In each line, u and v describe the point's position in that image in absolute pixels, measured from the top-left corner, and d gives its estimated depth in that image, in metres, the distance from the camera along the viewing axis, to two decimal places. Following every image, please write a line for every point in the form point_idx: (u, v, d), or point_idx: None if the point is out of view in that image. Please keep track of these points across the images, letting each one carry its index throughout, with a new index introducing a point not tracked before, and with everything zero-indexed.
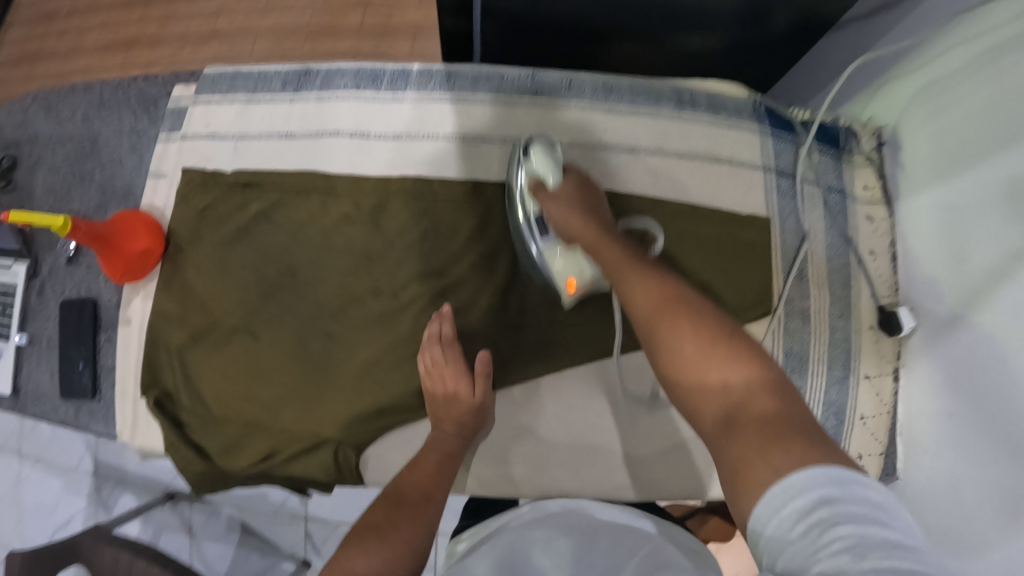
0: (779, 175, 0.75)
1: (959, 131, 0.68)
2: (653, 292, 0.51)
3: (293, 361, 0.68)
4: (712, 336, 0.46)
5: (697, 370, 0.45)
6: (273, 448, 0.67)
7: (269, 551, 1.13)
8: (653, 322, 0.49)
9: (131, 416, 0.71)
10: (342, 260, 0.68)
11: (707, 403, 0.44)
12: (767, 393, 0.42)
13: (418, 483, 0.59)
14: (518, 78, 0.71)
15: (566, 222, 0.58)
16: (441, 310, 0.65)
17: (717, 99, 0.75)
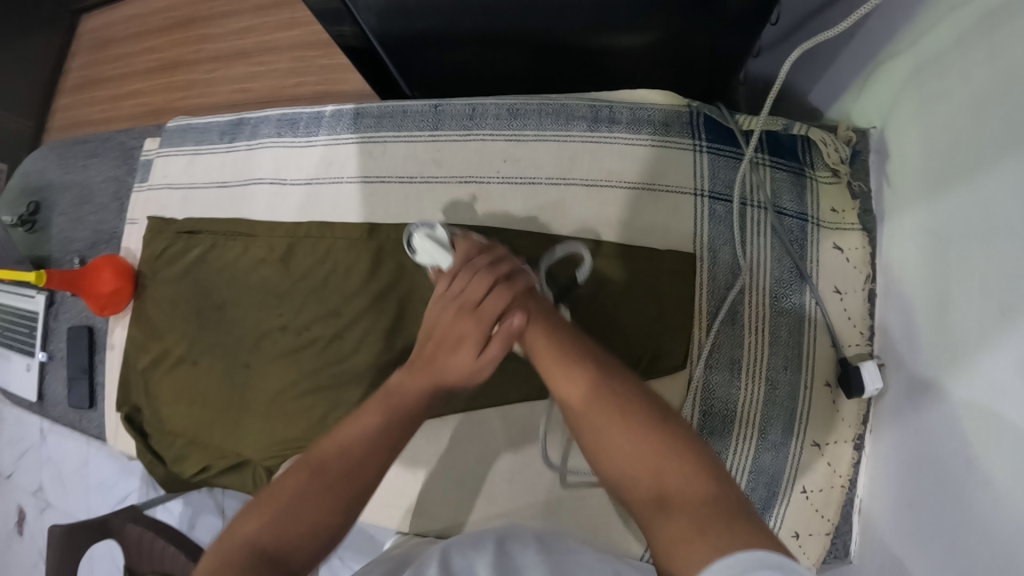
0: (714, 200, 0.65)
1: (946, 133, 0.53)
2: (560, 370, 0.45)
3: (224, 388, 0.75)
4: (632, 403, 0.42)
5: (570, 385, 0.44)
6: (207, 462, 0.76)
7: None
8: (574, 396, 0.43)
9: (112, 426, 0.84)
10: (261, 299, 0.73)
11: (634, 488, 0.39)
12: (696, 472, 0.37)
13: (327, 464, 0.44)
14: (420, 111, 0.70)
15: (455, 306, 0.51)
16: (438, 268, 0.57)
17: (641, 112, 0.67)
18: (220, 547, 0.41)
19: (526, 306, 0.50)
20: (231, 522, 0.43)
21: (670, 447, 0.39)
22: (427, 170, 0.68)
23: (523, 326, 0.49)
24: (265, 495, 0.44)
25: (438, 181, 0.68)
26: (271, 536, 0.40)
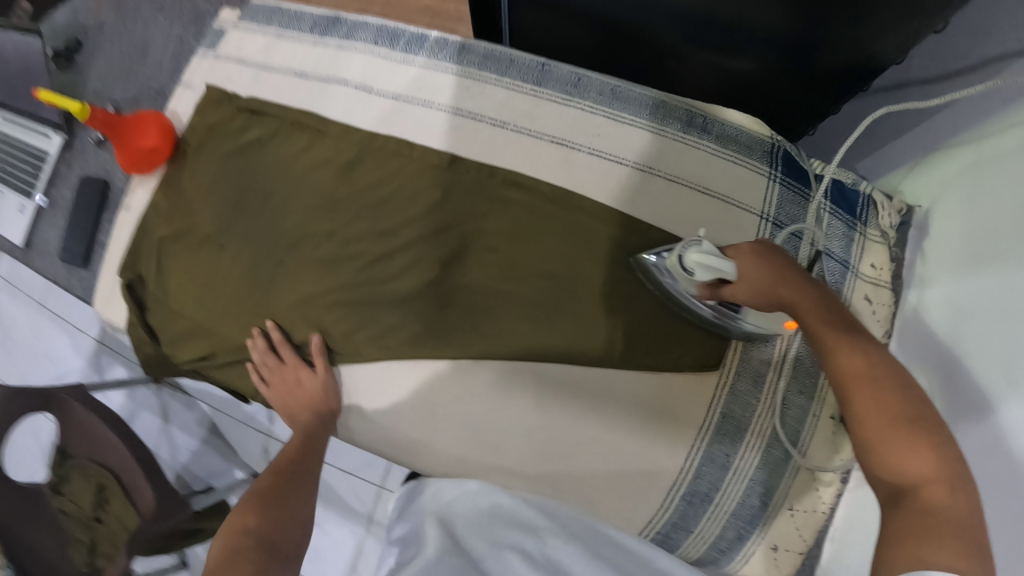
0: (775, 227, 0.70)
1: (989, 225, 0.59)
2: (861, 363, 0.49)
3: (244, 280, 0.71)
4: (898, 399, 0.46)
5: (848, 368, 0.49)
6: (210, 350, 0.73)
7: (229, 454, 1.30)
8: (858, 392, 0.47)
9: (105, 290, 0.79)
10: (314, 198, 0.70)
11: (878, 474, 0.45)
12: (948, 485, 0.41)
13: (271, 483, 0.59)
14: (527, 64, 0.70)
15: (752, 295, 0.56)
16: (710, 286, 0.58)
17: (730, 129, 0.71)
18: (222, 536, 0.52)
19: (809, 302, 0.53)
20: (226, 518, 0.55)
21: (937, 458, 0.42)
22: (521, 122, 0.69)
23: (826, 318, 0.52)
24: (245, 500, 0.57)
25: (529, 134, 0.68)
26: (265, 527, 0.53)
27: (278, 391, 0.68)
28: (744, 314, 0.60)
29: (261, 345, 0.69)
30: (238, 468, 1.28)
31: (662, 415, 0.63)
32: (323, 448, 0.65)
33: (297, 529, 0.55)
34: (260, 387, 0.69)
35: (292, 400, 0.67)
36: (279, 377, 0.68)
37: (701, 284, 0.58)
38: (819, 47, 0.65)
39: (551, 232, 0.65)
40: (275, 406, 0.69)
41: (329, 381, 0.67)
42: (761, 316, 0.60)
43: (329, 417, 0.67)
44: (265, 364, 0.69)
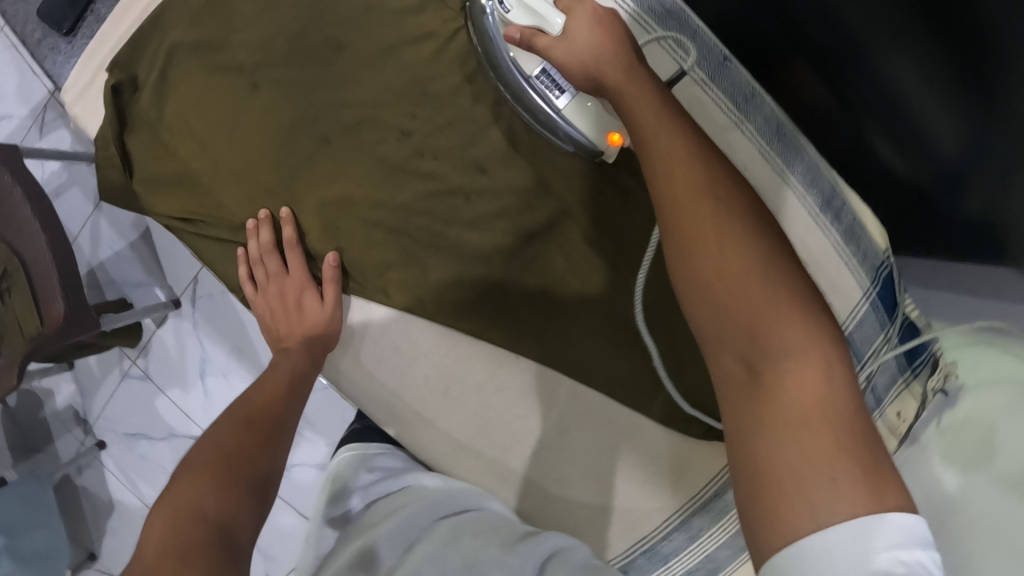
0: (846, 343, 0.65)
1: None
2: (698, 209, 0.42)
3: (274, 144, 0.56)
4: (748, 237, 0.42)
5: (688, 198, 0.43)
6: (197, 213, 0.58)
7: (154, 270, 1.12)
8: (705, 234, 0.42)
9: (85, 80, 0.61)
10: (400, 81, 0.55)
11: (726, 345, 0.40)
12: (793, 327, 0.39)
13: (239, 441, 0.49)
14: (710, 49, 0.59)
15: (573, 63, 0.48)
16: (524, 37, 0.50)
17: (857, 228, 0.64)
18: (169, 510, 0.42)
19: (658, 126, 0.46)
20: (170, 489, 0.45)
21: (781, 301, 0.40)
22: None
23: (670, 156, 0.45)
24: (201, 464, 0.46)
25: None
26: (221, 508, 0.44)
27: (269, 302, 0.57)
28: (564, 104, 0.53)
29: (265, 240, 0.56)
30: (160, 289, 1.12)
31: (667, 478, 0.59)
32: (306, 393, 0.56)
33: (262, 509, 0.46)
34: (247, 288, 0.58)
35: (286, 324, 0.57)
36: (278, 289, 0.57)
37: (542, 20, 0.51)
38: (967, 189, 0.61)
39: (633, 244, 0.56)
40: (262, 320, 0.58)
41: (333, 315, 0.56)
42: (580, 109, 0.53)
43: (321, 354, 0.56)
44: (264, 265, 0.57)
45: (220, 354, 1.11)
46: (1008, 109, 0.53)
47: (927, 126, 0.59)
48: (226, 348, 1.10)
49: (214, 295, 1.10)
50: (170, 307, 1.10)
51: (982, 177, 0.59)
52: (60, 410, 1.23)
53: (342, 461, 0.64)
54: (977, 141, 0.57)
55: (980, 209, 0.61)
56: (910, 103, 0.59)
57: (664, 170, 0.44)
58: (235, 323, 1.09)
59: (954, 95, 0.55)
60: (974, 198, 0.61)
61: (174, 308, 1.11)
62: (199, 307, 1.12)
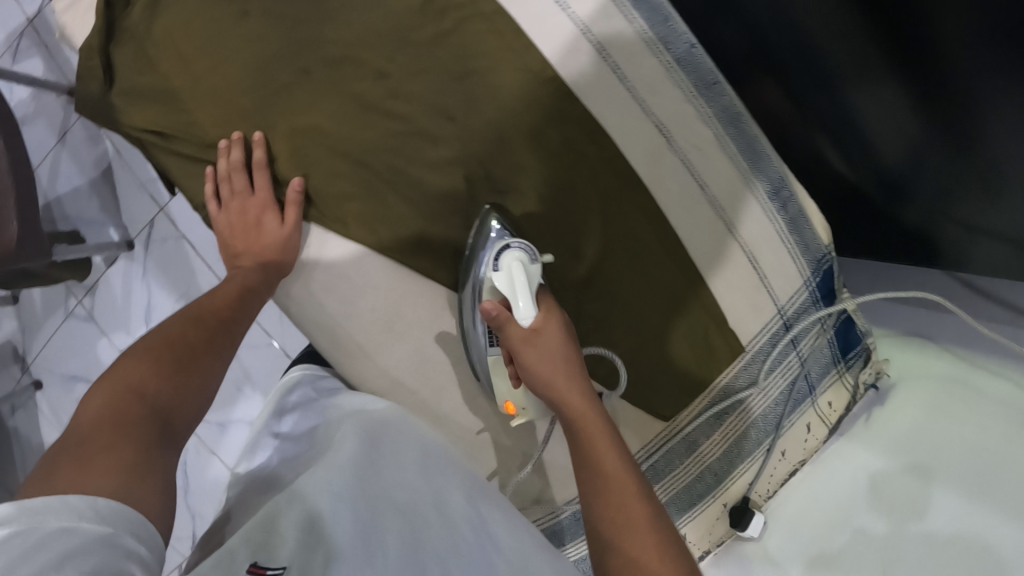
0: (782, 325, 0.69)
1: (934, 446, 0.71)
2: (595, 427, 0.51)
3: (254, 70, 0.57)
4: (620, 459, 0.50)
5: (581, 406, 0.52)
6: (169, 127, 0.59)
7: (111, 210, 1.11)
8: (595, 437, 0.51)
9: None
10: (384, 25, 0.57)
11: (607, 523, 0.48)
12: (642, 508, 0.48)
13: (189, 335, 0.51)
14: (679, 36, 0.62)
15: (523, 346, 0.53)
16: (492, 310, 0.53)
17: (802, 219, 0.68)
18: (108, 386, 0.44)
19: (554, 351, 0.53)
20: (114, 370, 0.46)
21: (644, 499, 0.48)
22: (643, 89, 0.61)
23: (568, 388, 0.52)
24: (146, 350, 0.48)
25: (641, 106, 0.61)
26: (161, 393, 0.45)
27: (231, 220, 0.57)
28: (497, 352, 0.56)
29: (234, 158, 0.56)
30: (115, 229, 1.11)
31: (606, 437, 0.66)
32: (257, 306, 0.57)
33: (202, 399, 0.48)
34: (211, 204, 0.58)
35: (246, 242, 0.57)
36: (241, 207, 0.57)
37: (502, 292, 0.53)
38: (909, 197, 0.68)
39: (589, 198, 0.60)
40: (220, 237, 0.58)
41: (294, 237, 0.56)
42: (498, 362, 0.57)
43: (276, 275, 0.56)
44: (230, 182, 0.57)
45: (168, 302, 1.10)
46: (951, 124, 0.60)
47: (873, 138, 0.66)
48: (174, 295, 1.09)
49: (169, 240, 1.08)
50: (123, 247, 1.09)
51: (923, 189, 0.66)
52: None
53: (292, 377, 0.66)
54: (918, 152, 0.64)
55: (918, 217, 0.68)
56: (859, 117, 0.66)
57: (575, 400, 0.52)
58: (186, 271, 1.08)
59: (904, 110, 0.62)
60: (914, 205, 0.68)
61: (125, 249, 1.09)
62: (151, 253, 1.10)
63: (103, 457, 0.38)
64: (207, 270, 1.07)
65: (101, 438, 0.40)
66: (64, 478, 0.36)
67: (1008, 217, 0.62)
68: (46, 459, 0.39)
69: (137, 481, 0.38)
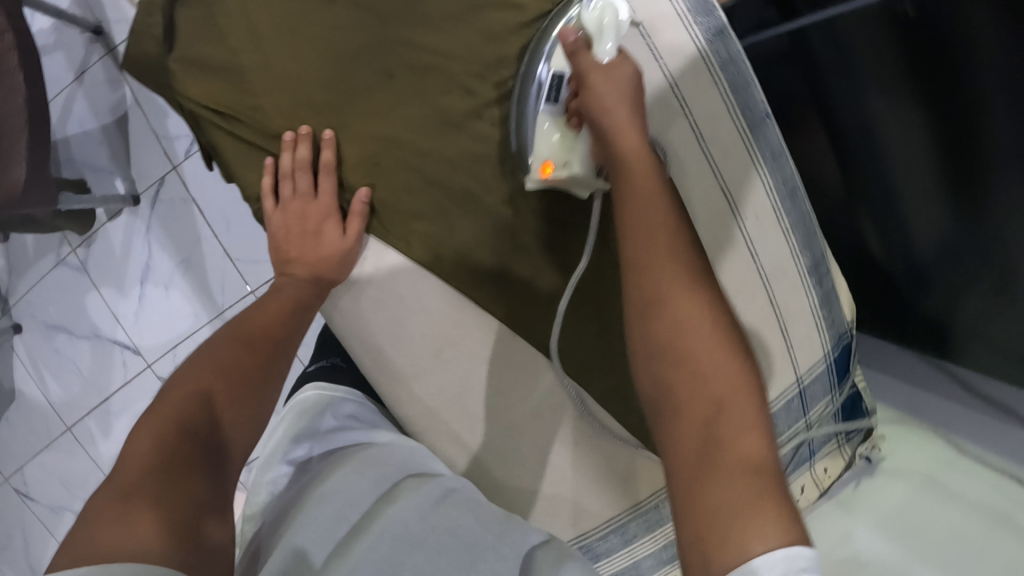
0: (798, 394, 0.72)
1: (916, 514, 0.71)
2: (681, 300, 0.43)
3: (335, 64, 0.54)
4: (718, 332, 0.43)
5: (671, 288, 0.43)
6: (233, 110, 0.55)
7: (121, 161, 1.04)
8: (682, 308, 0.43)
9: None
10: (477, 42, 0.55)
11: (694, 413, 0.41)
12: (747, 408, 0.41)
13: (241, 361, 0.49)
14: (756, 104, 0.63)
15: (604, 121, 0.48)
16: (569, 38, 0.50)
17: (833, 296, 0.71)
18: (156, 419, 0.43)
19: (642, 167, 0.47)
20: (161, 400, 0.45)
21: (742, 383, 0.41)
22: (716, 152, 0.62)
23: (652, 234, 0.45)
24: (194, 378, 0.47)
25: (711, 168, 0.63)
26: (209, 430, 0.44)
27: (287, 222, 0.55)
28: (551, 110, 0.53)
29: (301, 155, 0.54)
30: (122, 180, 1.05)
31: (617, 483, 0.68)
32: (308, 322, 0.56)
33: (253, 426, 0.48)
34: (268, 202, 0.56)
35: (300, 248, 0.55)
36: (300, 211, 0.55)
37: (587, 31, 0.52)
38: (929, 287, 0.71)
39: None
40: (274, 238, 0.56)
41: (352, 248, 0.55)
42: (553, 122, 0.53)
43: (327, 288, 0.56)
44: (293, 181, 0.55)
45: (167, 263, 1.05)
46: (981, 227, 0.63)
47: (907, 218, 0.69)
48: (175, 258, 1.04)
49: (180, 202, 1.03)
50: (128, 203, 1.03)
51: (945, 279, 0.69)
52: None
53: (310, 398, 0.63)
54: (947, 247, 0.67)
55: (936, 310, 0.72)
56: (898, 192, 0.68)
57: (653, 266, 0.44)
58: (191, 236, 1.03)
59: (939, 202, 0.65)
60: (934, 296, 0.72)
61: (131, 204, 1.04)
62: (157, 211, 1.04)
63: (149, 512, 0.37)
64: (213, 238, 1.03)
65: (149, 486, 0.38)
66: (110, 539, 0.35)
67: (1011, 325, 0.66)
68: (92, 504, 0.38)
69: (183, 542, 0.37)
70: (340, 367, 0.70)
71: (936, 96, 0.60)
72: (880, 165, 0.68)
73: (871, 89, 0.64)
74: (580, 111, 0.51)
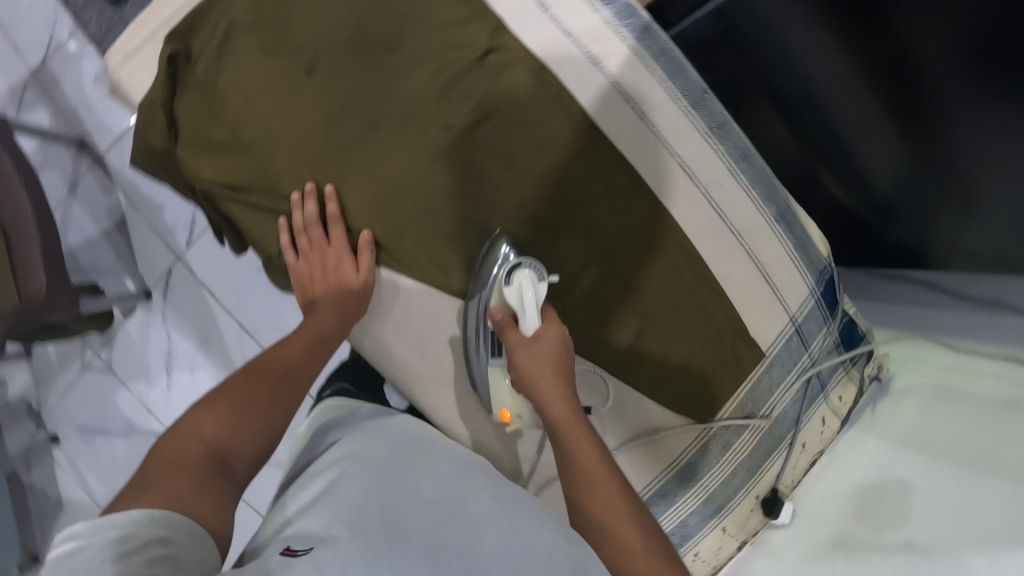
0: (795, 332, 0.78)
1: (936, 427, 0.72)
2: (612, 508, 0.56)
3: (324, 125, 0.62)
4: (640, 525, 0.56)
5: (599, 488, 0.57)
6: (243, 180, 0.62)
7: (127, 260, 1.10)
8: (604, 508, 0.56)
9: (132, 45, 0.63)
10: (437, 83, 0.63)
11: (630, 572, 0.54)
12: (671, 575, 0.55)
13: (256, 381, 0.57)
14: (693, 84, 0.71)
15: (546, 399, 0.59)
16: (500, 310, 0.61)
17: (806, 238, 0.78)
18: (182, 429, 0.51)
19: (575, 429, 0.58)
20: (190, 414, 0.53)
21: (660, 566, 0.55)
22: (667, 133, 0.70)
23: (586, 449, 0.58)
24: (217, 398, 0.55)
25: (667, 148, 0.70)
26: (221, 438, 0.52)
27: (309, 265, 0.62)
28: (498, 362, 0.62)
29: (310, 211, 0.61)
30: (130, 278, 1.10)
31: (649, 448, 0.75)
32: (326, 353, 0.63)
33: (261, 430, 0.54)
34: (289, 254, 0.62)
35: (324, 285, 0.62)
36: (320, 256, 0.62)
37: (511, 303, 0.60)
38: (899, 217, 0.78)
39: (625, 227, 0.69)
40: (299, 283, 0.63)
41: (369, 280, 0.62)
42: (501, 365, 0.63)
43: (348, 319, 0.63)
44: (308, 234, 0.62)
45: (189, 346, 1.10)
46: (934, 154, 0.71)
47: (863, 161, 0.77)
48: (195, 339, 1.10)
49: (194, 289, 1.09)
50: (142, 298, 1.09)
51: (909, 204, 0.76)
52: (10, 402, 1.15)
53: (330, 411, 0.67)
54: (905, 177, 0.75)
55: (909, 233, 0.79)
56: (850, 141, 0.76)
57: (586, 477, 0.57)
58: (206, 315, 1.09)
59: (891, 140, 0.73)
60: (905, 222, 0.78)
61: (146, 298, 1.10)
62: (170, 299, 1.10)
63: (165, 484, 0.44)
64: (227, 315, 1.08)
65: (172, 468, 0.47)
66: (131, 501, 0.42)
67: (981, 230, 0.72)
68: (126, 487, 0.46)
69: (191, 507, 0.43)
70: (349, 391, 0.73)
71: (861, 46, 0.68)
72: (829, 120, 0.76)
73: (809, 57, 0.72)
74: (517, 378, 0.61)
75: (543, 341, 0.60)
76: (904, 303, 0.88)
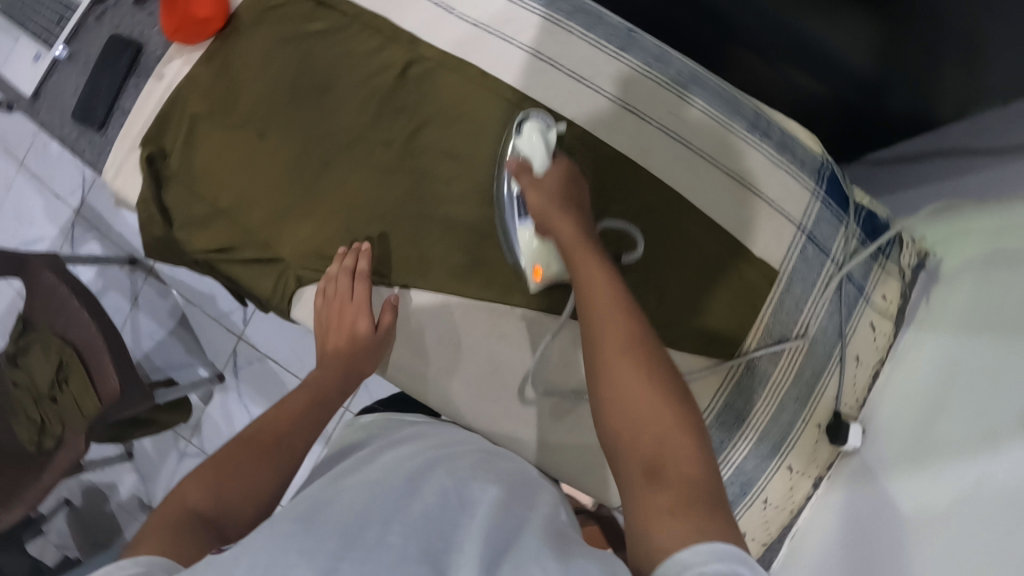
0: (808, 241, 0.71)
1: (992, 301, 0.62)
2: (627, 369, 0.46)
3: (286, 175, 0.68)
4: (659, 385, 0.45)
5: (609, 345, 0.47)
6: (230, 241, 0.68)
7: (196, 351, 1.24)
8: (615, 370, 0.46)
9: (120, 157, 0.73)
10: (371, 106, 0.67)
11: (638, 444, 0.43)
12: (693, 457, 0.42)
13: (253, 438, 0.56)
14: (615, 26, 0.70)
15: (564, 227, 0.55)
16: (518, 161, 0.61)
17: (789, 140, 0.72)
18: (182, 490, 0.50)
19: (586, 269, 0.52)
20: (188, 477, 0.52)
21: (685, 439, 0.42)
22: (602, 81, 0.69)
23: (596, 283, 0.50)
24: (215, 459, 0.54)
25: (606, 96, 0.69)
26: (209, 499, 0.49)
27: (329, 310, 0.64)
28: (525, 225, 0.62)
29: (347, 263, 0.64)
30: (203, 366, 1.23)
31: None
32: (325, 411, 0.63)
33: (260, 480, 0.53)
34: (316, 296, 0.65)
35: (339, 335, 0.64)
36: (339, 307, 0.64)
37: (529, 158, 0.61)
38: (889, 87, 0.72)
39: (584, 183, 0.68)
40: (317, 323, 0.66)
41: (384, 340, 0.64)
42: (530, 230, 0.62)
43: (354, 377, 0.64)
44: (336, 281, 0.64)
45: None
46: (908, 17, 0.63)
47: (830, 46, 0.70)
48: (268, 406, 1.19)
49: (256, 362, 1.20)
50: (215, 381, 1.20)
51: (898, 71, 0.69)
52: (124, 501, 1.26)
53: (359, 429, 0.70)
54: (883, 49, 0.67)
55: (909, 97, 0.72)
56: (809, 32, 0.70)
57: (598, 333, 0.48)
58: (272, 383, 1.19)
59: (856, 17, 0.66)
60: (899, 89, 0.71)
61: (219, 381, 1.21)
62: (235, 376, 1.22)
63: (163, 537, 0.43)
64: (289, 374, 1.18)
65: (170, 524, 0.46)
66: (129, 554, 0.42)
67: (996, 66, 0.64)
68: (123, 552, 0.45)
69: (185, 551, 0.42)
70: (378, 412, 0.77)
71: None
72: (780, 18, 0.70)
73: None
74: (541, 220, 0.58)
75: (544, 185, 0.58)
76: (938, 179, 0.78)
